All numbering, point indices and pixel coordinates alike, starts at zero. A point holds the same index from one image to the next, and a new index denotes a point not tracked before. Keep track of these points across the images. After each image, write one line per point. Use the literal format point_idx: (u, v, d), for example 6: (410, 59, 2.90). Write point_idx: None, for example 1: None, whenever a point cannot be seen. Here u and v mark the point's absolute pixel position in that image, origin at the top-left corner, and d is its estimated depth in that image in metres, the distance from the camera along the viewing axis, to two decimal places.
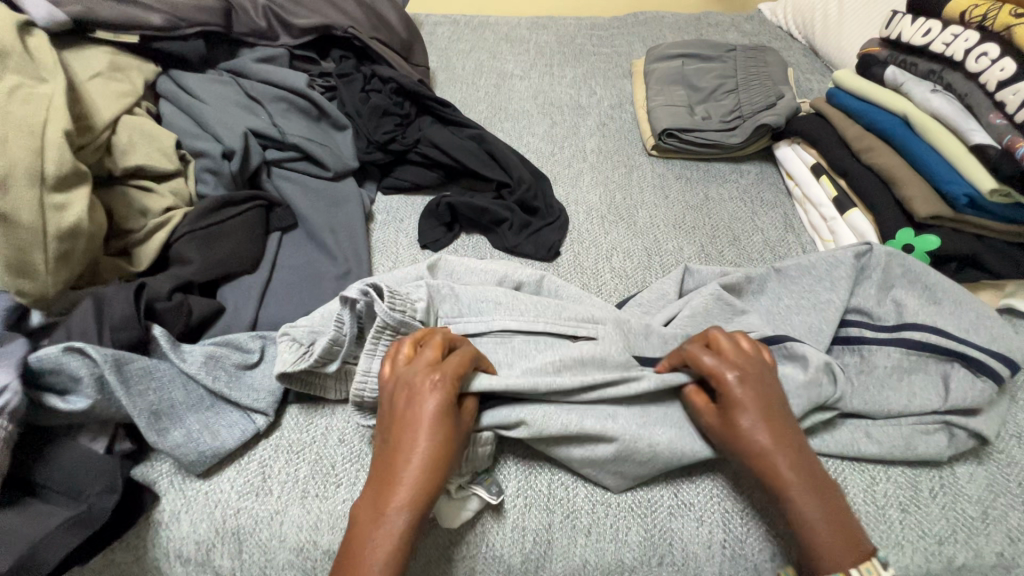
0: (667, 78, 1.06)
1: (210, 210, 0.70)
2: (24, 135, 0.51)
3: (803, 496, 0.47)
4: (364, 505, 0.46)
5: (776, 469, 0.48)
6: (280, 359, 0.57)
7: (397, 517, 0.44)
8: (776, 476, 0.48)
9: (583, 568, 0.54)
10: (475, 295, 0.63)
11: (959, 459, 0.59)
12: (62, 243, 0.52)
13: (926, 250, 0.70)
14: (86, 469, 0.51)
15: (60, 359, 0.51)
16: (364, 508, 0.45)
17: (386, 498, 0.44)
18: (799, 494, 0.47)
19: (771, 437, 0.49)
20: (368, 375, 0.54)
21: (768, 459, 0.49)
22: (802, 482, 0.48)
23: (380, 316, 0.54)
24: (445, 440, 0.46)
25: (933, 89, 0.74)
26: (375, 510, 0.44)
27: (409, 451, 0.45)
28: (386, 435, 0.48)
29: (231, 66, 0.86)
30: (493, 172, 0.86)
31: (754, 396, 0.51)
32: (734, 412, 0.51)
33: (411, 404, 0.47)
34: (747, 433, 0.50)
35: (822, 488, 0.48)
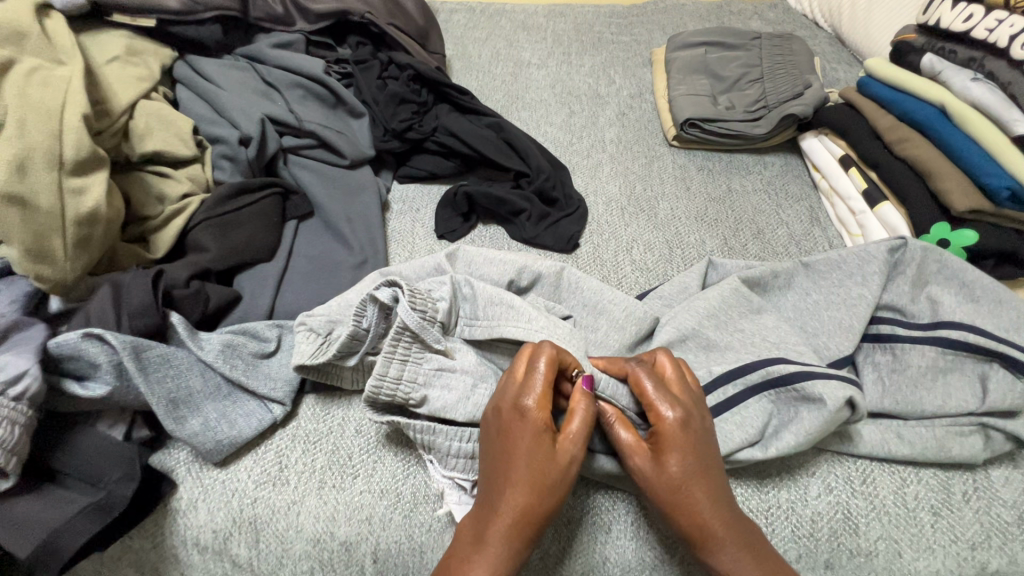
0: (689, 67, 1.03)
1: (227, 197, 0.69)
2: (42, 118, 0.51)
3: (728, 558, 0.44)
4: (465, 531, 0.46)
5: (703, 524, 0.45)
6: (297, 351, 0.57)
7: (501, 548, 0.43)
8: (703, 533, 0.45)
9: (603, 565, 0.54)
10: (491, 297, 0.60)
11: (993, 462, 0.57)
12: (81, 228, 0.52)
13: (962, 246, 0.67)
14: (104, 456, 0.50)
15: (78, 346, 0.51)
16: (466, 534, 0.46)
17: (489, 528, 0.44)
18: (726, 556, 0.44)
19: (702, 491, 0.46)
20: (383, 379, 0.53)
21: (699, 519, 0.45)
22: (733, 539, 0.45)
23: (401, 318, 0.53)
24: (548, 472, 0.45)
25: (974, 78, 0.72)
26: (472, 545, 0.44)
27: (511, 482, 0.45)
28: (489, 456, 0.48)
29: (247, 51, 0.84)
30: (511, 162, 0.85)
31: (689, 439, 0.47)
32: (669, 456, 0.46)
33: (519, 431, 0.47)
34: (676, 485, 0.46)
35: (749, 547, 0.45)
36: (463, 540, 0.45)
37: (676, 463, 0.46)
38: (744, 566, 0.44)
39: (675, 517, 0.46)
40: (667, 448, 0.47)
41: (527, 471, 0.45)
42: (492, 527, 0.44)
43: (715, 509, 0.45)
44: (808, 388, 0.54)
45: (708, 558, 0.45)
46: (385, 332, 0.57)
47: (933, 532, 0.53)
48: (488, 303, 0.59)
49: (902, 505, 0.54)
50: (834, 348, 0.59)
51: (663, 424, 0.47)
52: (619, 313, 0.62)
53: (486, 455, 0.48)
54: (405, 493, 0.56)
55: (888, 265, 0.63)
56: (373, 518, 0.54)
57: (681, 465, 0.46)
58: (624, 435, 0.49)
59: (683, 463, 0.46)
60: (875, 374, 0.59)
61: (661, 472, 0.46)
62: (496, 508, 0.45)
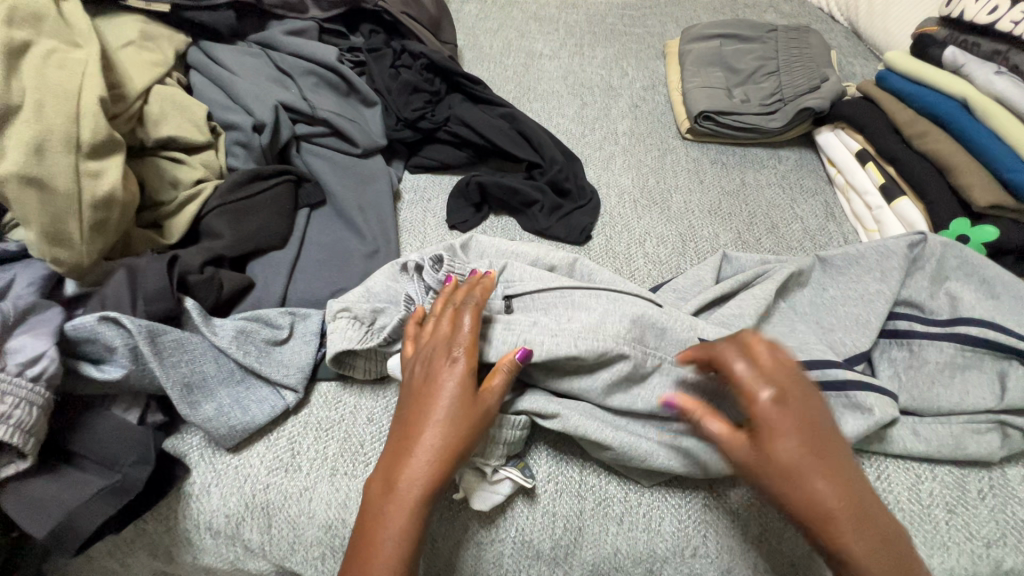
0: (703, 59, 1.02)
1: (241, 183, 0.69)
2: (59, 100, 0.50)
3: (858, 548, 0.39)
4: (378, 474, 0.47)
5: (821, 510, 0.40)
6: (341, 335, 0.57)
7: (409, 489, 0.45)
8: (828, 525, 0.40)
9: (614, 556, 0.54)
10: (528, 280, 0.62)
11: (1010, 459, 0.57)
12: (97, 212, 0.52)
13: (982, 241, 0.66)
14: (120, 439, 0.51)
15: (94, 328, 0.51)
16: (378, 482, 0.46)
17: (399, 470, 0.45)
18: (853, 545, 0.39)
19: (814, 470, 0.40)
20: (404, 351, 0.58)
21: (825, 511, 0.40)
22: (862, 530, 0.40)
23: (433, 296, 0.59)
24: (455, 417, 0.46)
25: (998, 72, 0.71)
26: (386, 491, 0.45)
27: (421, 424, 0.46)
28: (406, 403, 0.49)
29: (260, 38, 0.84)
30: (524, 152, 0.84)
31: (793, 416, 0.41)
32: (774, 444, 0.41)
33: (427, 378, 0.49)
34: (785, 469, 0.40)
35: (879, 536, 0.40)
36: (377, 487, 0.46)
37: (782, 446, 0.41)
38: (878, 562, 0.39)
39: (792, 509, 0.41)
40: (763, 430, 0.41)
41: (444, 416, 0.46)
42: (401, 469, 0.46)
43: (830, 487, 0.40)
44: (861, 397, 0.53)
45: (830, 547, 0.40)
46: None
47: (948, 530, 0.53)
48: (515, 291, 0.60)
49: (917, 502, 0.54)
50: (850, 343, 0.59)
51: (760, 407, 0.42)
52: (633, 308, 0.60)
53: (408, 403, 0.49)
54: None
55: (906, 261, 0.62)
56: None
57: (796, 446, 0.41)
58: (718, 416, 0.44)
59: (794, 446, 0.41)
60: (892, 370, 0.59)
61: (767, 459, 0.41)
62: (414, 447, 0.46)
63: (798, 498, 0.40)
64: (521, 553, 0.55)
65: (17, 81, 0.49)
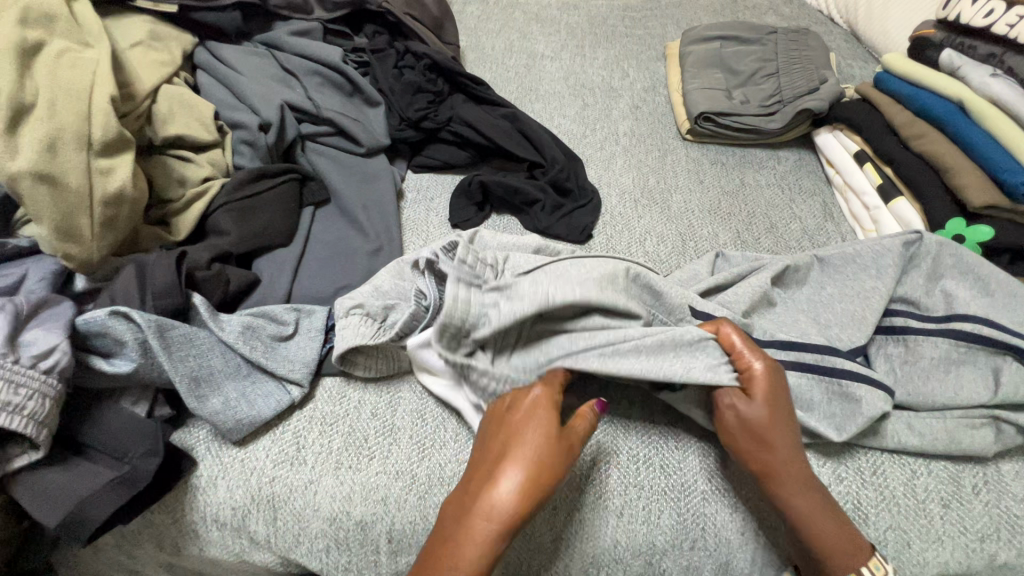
0: (703, 61, 1.03)
1: (247, 182, 0.70)
2: (71, 99, 0.51)
3: (798, 502, 0.49)
4: (457, 504, 0.48)
5: (766, 464, 0.50)
6: (354, 331, 0.58)
7: (488, 527, 0.45)
8: (770, 472, 0.50)
9: (614, 548, 0.55)
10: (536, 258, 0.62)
11: (1004, 455, 0.58)
12: (107, 209, 0.53)
13: (977, 241, 0.68)
14: (130, 432, 0.51)
15: (105, 323, 0.52)
16: (454, 516, 0.47)
17: (482, 506, 0.46)
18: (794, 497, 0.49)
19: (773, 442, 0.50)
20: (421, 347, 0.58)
21: (769, 465, 0.50)
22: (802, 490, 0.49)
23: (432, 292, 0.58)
24: (544, 463, 0.47)
25: (992, 74, 0.72)
26: (461, 526, 0.46)
27: (509, 464, 0.47)
28: (489, 441, 0.50)
29: (266, 38, 0.85)
30: (526, 152, 0.85)
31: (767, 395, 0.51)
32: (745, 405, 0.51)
33: (521, 419, 0.49)
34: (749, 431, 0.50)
35: (818, 494, 0.50)
36: (455, 510, 0.47)
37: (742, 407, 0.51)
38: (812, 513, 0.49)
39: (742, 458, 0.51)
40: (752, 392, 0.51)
41: (542, 436, 0.48)
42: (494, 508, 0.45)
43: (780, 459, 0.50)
44: (850, 387, 0.55)
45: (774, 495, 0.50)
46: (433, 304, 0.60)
47: (942, 524, 0.54)
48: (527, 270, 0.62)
49: (912, 497, 0.55)
50: (847, 340, 0.60)
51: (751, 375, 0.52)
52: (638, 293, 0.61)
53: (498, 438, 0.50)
54: (419, 475, 0.57)
55: (901, 260, 0.63)
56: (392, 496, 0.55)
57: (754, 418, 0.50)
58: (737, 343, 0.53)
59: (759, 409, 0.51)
60: (888, 366, 0.60)
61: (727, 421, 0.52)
62: (497, 483, 0.46)
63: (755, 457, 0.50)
64: (523, 544, 0.56)
65: (30, 80, 0.51)
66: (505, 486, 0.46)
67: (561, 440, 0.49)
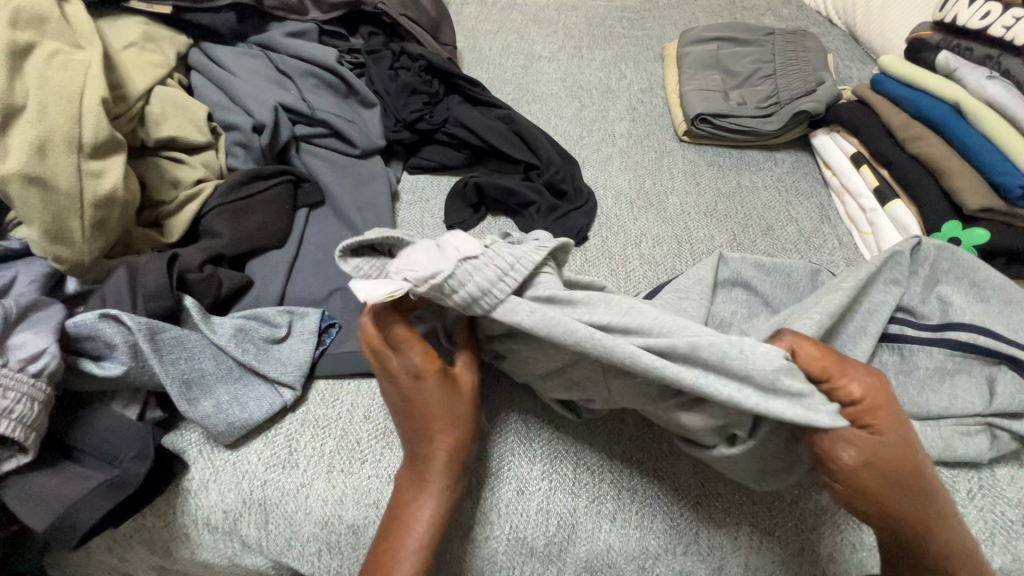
0: (700, 62, 1.03)
1: (240, 183, 0.70)
2: (62, 101, 0.51)
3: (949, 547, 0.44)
4: (405, 477, 0.52)
5: (919, 518, 0.43)
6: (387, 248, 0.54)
7: (438, 484, 0.50)
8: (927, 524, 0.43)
9: (607, 553, 0.55)
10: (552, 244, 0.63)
11: (999, 460, 0.58)
12: (98, 211, 0.52)
13: (973, 244, 0.67)
14: (120, 435, 0.51)
15: (95, 326, 0.52)
16: (402, 487, 0.51)
17: (425, 471, 0.51)
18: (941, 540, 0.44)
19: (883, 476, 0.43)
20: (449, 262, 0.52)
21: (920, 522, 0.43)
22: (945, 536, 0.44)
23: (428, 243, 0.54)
24: (456, 411, 0.52)
25: (989, 76, 0.72)
26: (414, 492, 0.51)
27: (431, 427, 0.51)
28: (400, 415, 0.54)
29: (261, 39, 0.85)
30: (521, 154, 0.85)
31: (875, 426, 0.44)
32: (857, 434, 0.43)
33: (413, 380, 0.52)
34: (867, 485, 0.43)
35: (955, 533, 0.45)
36: (404, 485, 0.52)
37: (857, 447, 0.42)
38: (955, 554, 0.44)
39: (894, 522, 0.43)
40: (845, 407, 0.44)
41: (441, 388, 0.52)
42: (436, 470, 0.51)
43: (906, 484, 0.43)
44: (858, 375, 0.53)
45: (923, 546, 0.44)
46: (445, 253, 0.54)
47: None
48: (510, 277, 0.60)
49: None
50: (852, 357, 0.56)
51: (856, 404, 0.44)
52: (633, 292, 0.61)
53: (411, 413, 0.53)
54: None
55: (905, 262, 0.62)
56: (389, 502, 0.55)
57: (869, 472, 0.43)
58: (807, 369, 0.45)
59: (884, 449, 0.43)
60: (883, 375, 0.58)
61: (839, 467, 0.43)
62: (432, 448, 0.51)
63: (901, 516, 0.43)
64: (515, 549, 0.56)
65: (21, 82, 0.50)
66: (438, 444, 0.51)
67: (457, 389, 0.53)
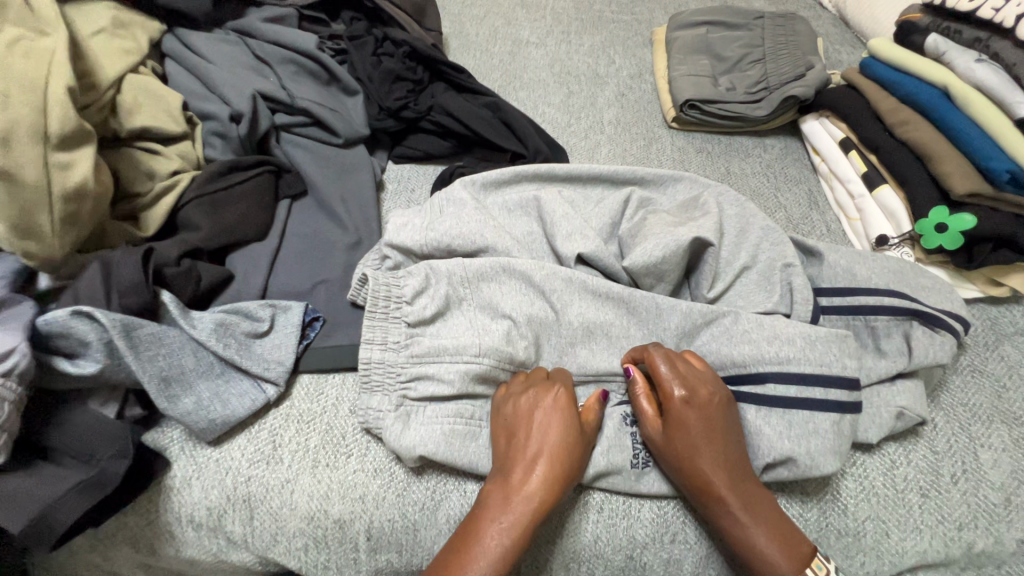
0: (690, 46, 1.01)
1: (219, 174, 0.68)
2: (26, 90, 0.49)
3: (739, 520, 0.49)
4: (488, 504, 0.48)
5: (708, 480, 0.50)
6: (512, 248, 0.65)
7: (526, 505, 0.47)
8: (708, 484, 0.50)
9: (594, 545, 0.55)
10: (472, 228, 0.65)
11: (984, 445, 0.59)
12: (69, 205, 0.51)
13: (960, 230, 0.66)
14: (97, 433, 0.50)
15: (68, 323, 0.50)
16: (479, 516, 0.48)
17: (512, 491, 0.48)
18: (737, 511, 0.49)
19: (706, 454, 0.50)
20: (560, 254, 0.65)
21: (711, 472, 0.50)
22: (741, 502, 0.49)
23: (535, 268, 0.61)
24: (562, 437, 0.51)
25: (978, 59, 0.71)
26: (500, 509, 0.48)
27: (539, 446, 0.50)
28: (503, 429, 0.53)
29: (238, 26, 0.83)
30: (508, 142, 0.83)
31: (698, 413, 0.51)
32: (678, 437, 0.51)
33: (532, 406, 0.52)
34: (708, 411, 0.52)
35: (774, 514, 0.50)
36: (490, 505, 0.48)
37: (689, 441, 0.51)
38: (764, 539, 0.48)
39: (697, 486, 0.50)
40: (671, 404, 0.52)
41: (552, 411, 0.52)
42: (502, 489, 0.49)
43: (734, 491, 0.49)
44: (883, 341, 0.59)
45: (717, 506, 0.50)
46: (511, 251, 0.65)
47: (920, 513, 0.54)
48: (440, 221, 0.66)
49: (891, 487, 0.56)
50: (886, 367, 0.57)
51: (675, 407, 0.52)
52: (616, 255, 0.67)
53: (497, 460, 0.52)
54: (398, 471, 0.57)
55: (871, 259, 0.65)
56: (345, 484, 0.56)
57: (712, 461, 0.50)
58: (647, 407, 0.55)
59: (699, 432, 0.51)
60: (884, 354, 0.59)
61: (673, 441, 0.51)
62: (527, 467, 0.49)
63: (695, 477, 0.50)
64: None
65: None
66: (540, 442, 0.50)
67: (542, 443, 0.50)
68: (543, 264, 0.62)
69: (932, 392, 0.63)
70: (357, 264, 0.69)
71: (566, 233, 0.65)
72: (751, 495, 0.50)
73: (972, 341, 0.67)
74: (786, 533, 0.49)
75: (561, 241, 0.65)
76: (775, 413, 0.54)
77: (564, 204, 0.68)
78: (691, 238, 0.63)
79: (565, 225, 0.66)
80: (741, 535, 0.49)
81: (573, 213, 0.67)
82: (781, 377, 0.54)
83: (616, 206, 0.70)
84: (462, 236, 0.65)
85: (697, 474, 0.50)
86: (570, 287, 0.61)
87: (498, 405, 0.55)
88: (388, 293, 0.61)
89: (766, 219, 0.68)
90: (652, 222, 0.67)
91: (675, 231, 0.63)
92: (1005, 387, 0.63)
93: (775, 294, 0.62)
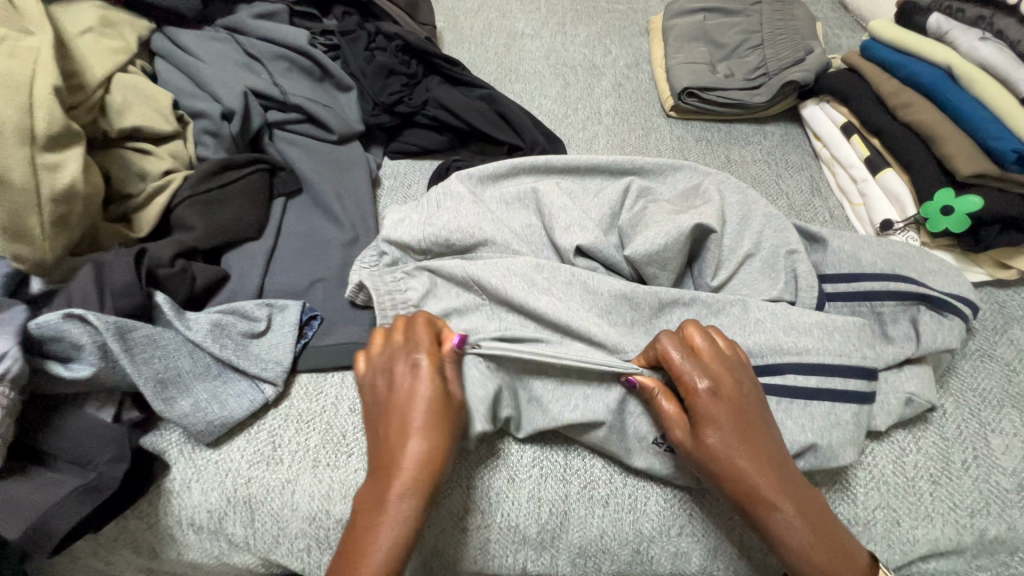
0: (687, 34, 0.99)
1: (211, 173, 0.68)
2: (10, 90, 0.49)
3: (788, 523, 0.45)
4: (367, 493, 0.46)
5: (751, 488, 0.46)
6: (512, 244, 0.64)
7: (402, 500, 0.44)
8: (753, 491, 0.46)
9: (601, 539, 0.54)
10: (470, 224, 0.64)
11: (994, 430, 0.58)
12: (59, 206, 0.50)
13: (965, 213, 0.65)
14: (93, 436, 0.50)
15: (60, 326, 0.49)
16: (361, 509, 0.45)
17: (387, 481, 0.45)
18: (784, 515, 0.45)
19: (745, 454, 0.46)
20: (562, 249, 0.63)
21: (755, 476, 0.46)
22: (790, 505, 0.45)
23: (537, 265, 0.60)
24: (432, 412, 0.47)
25: (981, 38, 0.70)
26: (378, 507, 0.44)
27: (409, 427, 0.47)
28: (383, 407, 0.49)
29: (228, 23, 0.82)
30: (504, 135, 0.82)
31: (727, 406, 0.48)
32: (710, 435, 0.47)
33: (405, 378, 0.49)
34: (737, 402, 0.48)
35: (823, 512, 0.46)
36: (370, 498, 0.45)
37: (721, 439, 0.47)
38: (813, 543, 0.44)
39: (737, 491, 0.46)
40: (699, 416, 0.48)
41: (415, 383, 0.48)
42: (385, 476, 0.45)
43: (783, 494, 0.45)
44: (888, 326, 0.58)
45: (764, 514, 0.45)
46: (511, 245, 0.64)
47: (931, 500, 0.54)
48: (435, 217, 0.65)
49: (902, 475, 0.55)
50: (893, 352, 0.56)
51: (703, 406, 0.48)
52: (616, 246, 0.66)
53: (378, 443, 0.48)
54: None
55: (876, 244, 0.64)
56: (346, 483, 0.55)
57: (751, 461, 0.46)
58: (668, 406, 0.51)
59: (730, 431, 0.47)
60: (889, 340, 0.58)
61: (705, 441, 0.47)
62: (399, 455, 0.46)
63: (734, 482, 0.46)
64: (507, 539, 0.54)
65: None
66: (414, 421, 0.47)
67: (408, 424, 0.47)
68: (547, 261, 0.61)
69: (941, 378, 0.62)
70: (355, 260, 0.68)
71: (564, 225, 0.64)
72: (796, 497, 0.46)
73: (981, 325, 0.66)
74: (836, 539, 0.45)
75: (560, 233, 0.63)
76: (786, 409, 0.53)
77: (562, 197, 0.67)
78: (693, 227, 0.62)
79: (564, 217, 0.65)
80: (800, 541, 0.44)
81: (573, 205, 0.66)
82: (789, 367, 0.53)
83: (616, 197, 0.69)
84: (459, 230, 0.64)
85: (738, 478, 0.46)
86: (571, 283, 0.60)
87: (365, 376, 0.52)
88: (384, 292, 0.60)
89: (769, 206, 0.67)
90: (652, 212, 0.65)
91: (674, 220, 0.62)
92: (1015, 371, 0.62)
93: (779, 281, 0.61)
